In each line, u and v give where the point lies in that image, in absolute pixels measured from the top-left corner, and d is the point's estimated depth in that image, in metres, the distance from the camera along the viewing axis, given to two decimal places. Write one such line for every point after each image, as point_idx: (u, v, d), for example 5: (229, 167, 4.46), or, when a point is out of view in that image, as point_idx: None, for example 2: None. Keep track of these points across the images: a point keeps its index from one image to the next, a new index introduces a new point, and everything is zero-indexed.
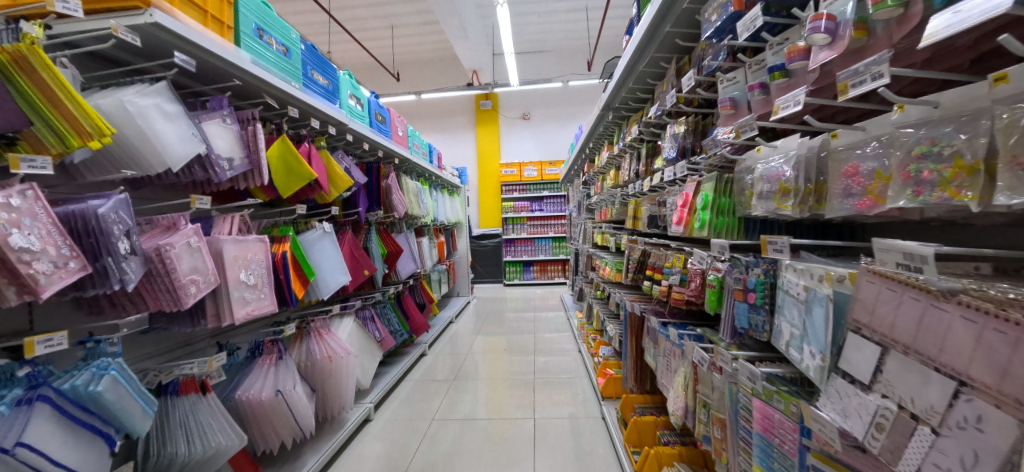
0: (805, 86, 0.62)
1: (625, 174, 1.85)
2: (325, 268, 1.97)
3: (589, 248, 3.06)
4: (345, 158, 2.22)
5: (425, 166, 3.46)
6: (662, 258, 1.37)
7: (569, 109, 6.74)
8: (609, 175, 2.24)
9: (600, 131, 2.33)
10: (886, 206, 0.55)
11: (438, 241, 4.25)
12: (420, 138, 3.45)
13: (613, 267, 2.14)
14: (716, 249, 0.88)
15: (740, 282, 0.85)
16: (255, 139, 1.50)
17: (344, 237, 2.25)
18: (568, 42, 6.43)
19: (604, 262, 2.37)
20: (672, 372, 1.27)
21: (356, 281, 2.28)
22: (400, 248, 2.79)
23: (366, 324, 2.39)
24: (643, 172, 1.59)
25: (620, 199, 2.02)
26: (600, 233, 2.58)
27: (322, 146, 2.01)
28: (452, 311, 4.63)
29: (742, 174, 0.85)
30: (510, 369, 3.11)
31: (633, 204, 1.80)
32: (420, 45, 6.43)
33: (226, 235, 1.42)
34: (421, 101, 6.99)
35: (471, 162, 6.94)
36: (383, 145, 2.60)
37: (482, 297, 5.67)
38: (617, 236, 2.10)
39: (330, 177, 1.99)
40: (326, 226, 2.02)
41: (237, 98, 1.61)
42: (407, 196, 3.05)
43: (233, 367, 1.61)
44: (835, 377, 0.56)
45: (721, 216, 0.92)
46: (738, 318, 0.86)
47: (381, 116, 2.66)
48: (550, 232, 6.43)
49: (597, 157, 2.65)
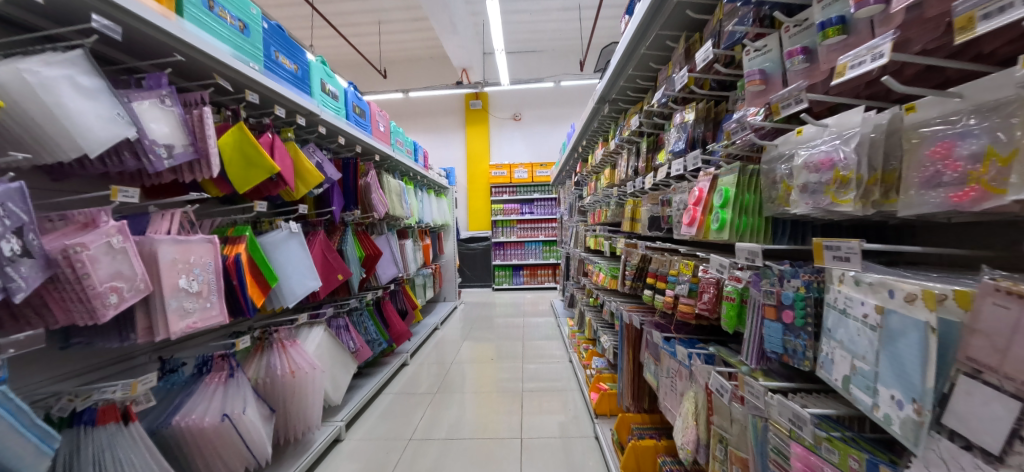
0: (886, 33, 0.44)
1: (622, 172, 1.70)
2: (291, 273, 1.77)
3: (582, 252, 2.91)
4: (318, 152, 2.02)
5: (409, 164, 3.27)
6: (666, 263, 1.21)
7: (561, 110, 6.62)
8: (603, 174, 2.09)
9: (594, 127, 2.18)
10: (1003, 199, 0.39)
11: (423, 244, 4.06)
12: (404, 135, 3.25)
13: (608, 272, 1.99)
14: (741, 254, 0.73)
15: (772, 297, 0.70)
16: (201, 125, 1.30)
17: (315, 239, 2.05)
18: (560, 42, 6.31)
19: (598, 267, 2.22)
20: (678, 395, 1.11)
21: (329, 287, 2.08)
22: (379, 251, 2.60)
23: (339, 333, 2.18)
24: (644, 168, 1.43)
25: (617, 200, 1.86)
26: (593, 237, 2.43)
27: (289, 138, 1.81)
28: (437, 317, 4.42)
29: (775, 164, 0.70)
30: (498, 379, 2.93)
31: (631, 204, 1.64)
32: (408, 43, 6.25)
33: (164, 235, 1.21)
34: (409, 100, 6.79)
35: (461, 163, 6.76)
36: (361, 141, 2.40)
37: (470, 302, 5.48)
38: (612, 239, 1.95)
39: (299, 172, 1.79)
40: (293, 226, 1.82)
41: (183, 79, 1.40)
42: (389, 195, 2.86)
43: (174, 387, 1.39)
44: (935, 437, 0.40)
45: (745, 215, 0.78)
46: (767, 339, 0.71)
47: (360, 109, 2.47)
48: (541, 235, 6.27)
49: (591, 155, 2.50)
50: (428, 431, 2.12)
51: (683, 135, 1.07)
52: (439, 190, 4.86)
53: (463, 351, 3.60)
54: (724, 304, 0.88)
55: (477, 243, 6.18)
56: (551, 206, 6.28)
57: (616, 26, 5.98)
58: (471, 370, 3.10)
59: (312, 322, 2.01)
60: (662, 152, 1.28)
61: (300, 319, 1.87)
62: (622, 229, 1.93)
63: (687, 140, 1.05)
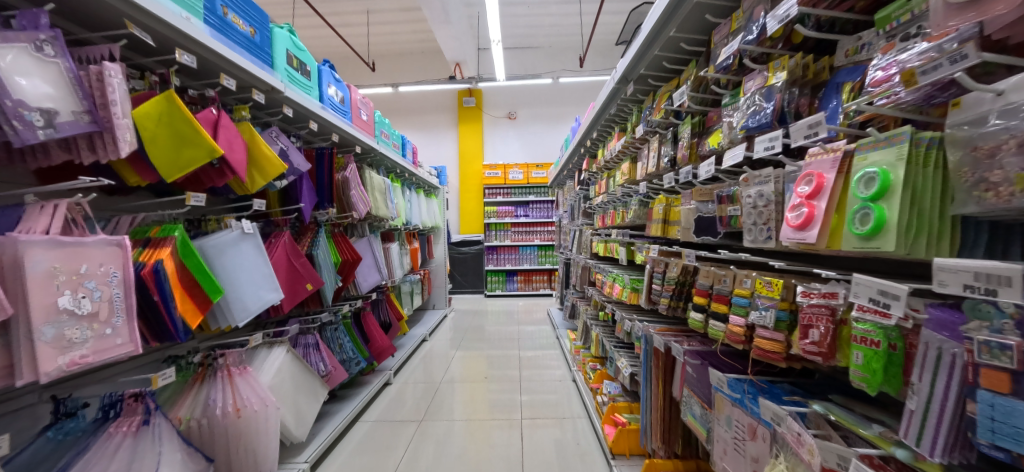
0: None
1: (649, 165, 1.39)
2: (242, 284, 1.43)
3: (587, 258, 2.61)
4: (282, 137, 1.66)
5: (395, 158, 2.92)
6: (728, 279, 0.91)
7: (558, 109, 6.36)
8: (620, 169, 1.79)
9: (609, 115, 1.88)
10: None
11: (411, 247, 3.71)
12: (388, 125, 2.88)
13: (625, 285, 1.68)
14: (944, 279, 0.42)
15: (1002, 354, 0.40)
16: (102, 85, 0.96)
17: (278, 242, 1.70)
18: (558, 37, 6.05)
19: (611, 277, 1.92)
20: (751, 461, 0.81)
21: (295, 300, 1.74)
22: (359, 256, 2.26)
23: (307, 354, 1.84)
24: (686, 158, 1.13)
25: (640, 199, 1.56)
26: (604, 242, 2.13)
27: (243, 117, 1.47)
28: (426, 327, 4.08)
29: (1008, 122, 0.40)
30: (493, 400, 2.59)
31: (662, 204, 1.34)
32: (399, 35, 5.91)
33: (40, 235, 0.86)
34: (399, 96, 6.45)
35: (453, 162, 6.43)
36: (338, 128, 2.05)
37: (461, 309, 5.14)
38: (633, 245, 1.65)
39: (255, 160, 1.46)
40: (248, 225, 1.48)
41: (82, 28, 1.04)
42: (372, 192, 2.53)
43: (66, 439, 1.01)
44: None
45: (916, 213, 0.49)
46: (982, 424, 0.42)
47: (338, 92, 2.12)
48: (536, 239, 5.97)
49: (601, 150, 2.20)
50: (414, 460, 1.86)
51: (767, 105, 0.77)
52: (429, 190, 4.52)
53: (453, 367, 3.27)
54: (857, 351, 0.58)
55: (468, 247, 5.85)
56: (546, 208, 5.98)
57: (617, 22, 5.74)
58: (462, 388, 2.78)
59: (272, 342, 1.66)
60: (719, 135, 0.98)
61: (253, 339, 1.52)
62: (645, 233, 1.63)
63: (775, 111, 0.75)
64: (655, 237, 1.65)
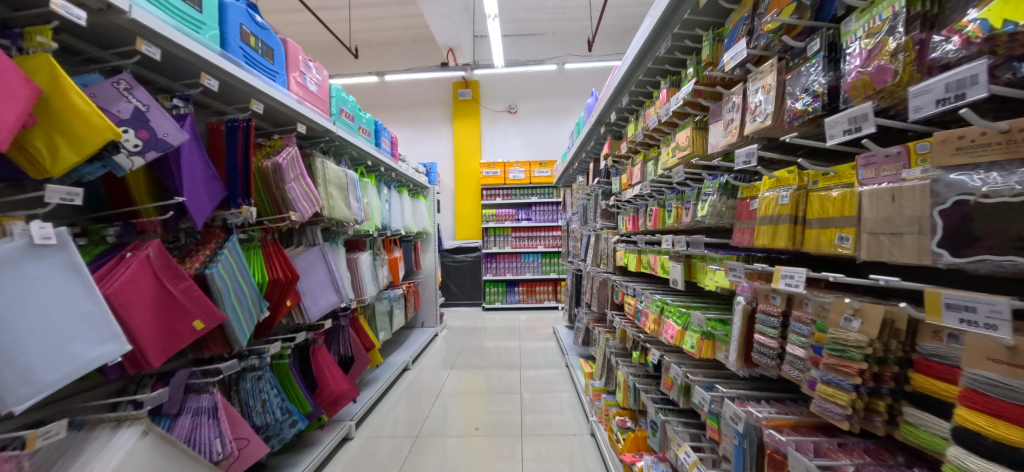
0: None
1: (753, 119, 0.76)
2: (26, 337, 0.80)
3: (611, 272, 1.96)
4: (142, 92, 1.04)
5: (361, 146, 2.28)
6: None
7: (563, 102, 5.75)
8: (673, 142, 1.15)
9: (653, 64, 1.24)
10: None
11: (390, 257, 3.07)
12: (350, 101, 2.24)
13: (690, 326, 1.03)
14: None
15: None
16: None
17: (133, 257, 1.05)
18: (563, 22, 5.44)
19: (655, 304, 1.28)
20: None
21: (174, 348, 1.13)
22: (297, 273, 1.63)
23: (194, 428, 1.20)
24: (895, 72, 0.49)
25: (720, 182, 0.91)
26: (640, 254, 1.49)
27: (46, 49, 0.86)
28: (410, 350, 3.44)
29: None
30: (490, 456, 1.92)
31: (788, 187, 0.71)
32: (387, 20, 5.31)
33: None
34: (388, 88, 5.86)
35: (447, 160, 5.82)
36: (260, 93, 1.42)
37: (455, 325, 4.49)
38: (706, 261, 1.01)
39: (58, 118, 0.84)
40: (46, 230, 0.85)
41: None
42: (324, 186, 1.90)
43: None
44: None
45: None
46: None
47: (262, 43, 1.47)
48: (540, 245, 5.32)
49: (632, 124, 1.55)
50: None
51: None
52: (414, 190, 3.89)
53: (438, 402, 2.61)
54: None
55: (465, 255, 5.24)
56: (551, 211, 5.34)
57: (630, 3, 5.11)
58: (452, 436, 2.13)
59: (121, 419, 1.03)
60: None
61: (46, 433, 0.82)
62: (727, 242, 0.99)
63: None
64: (741, 248, 1.01)
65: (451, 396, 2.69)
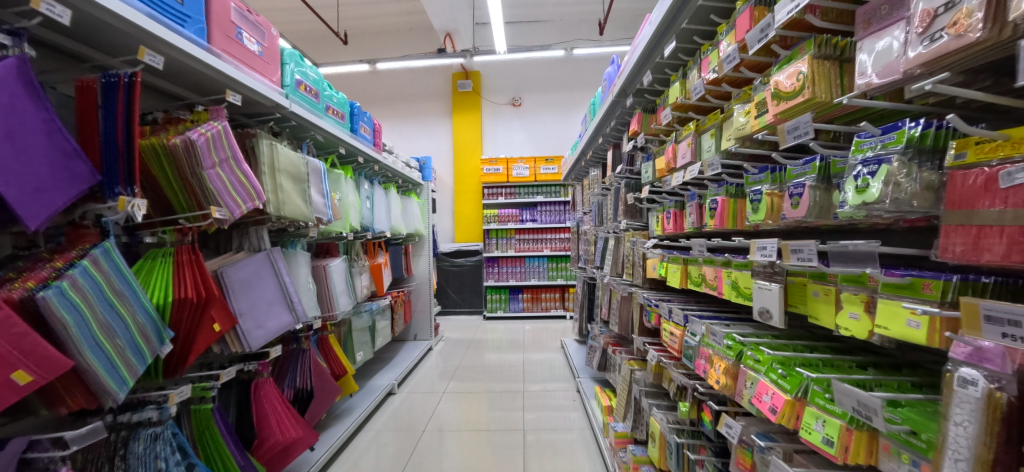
0: None
1: None
2: None
3: (639, 287, 1.53)
4: None
5: (329, 129, 1.86)
6: None
7: (570, 94, 5.33)
8: (764, 89, 0.71)
9: None
10: None
11: (373, 263, 2.66)
12: (312, 74, 1.82)
13: (816, 400, 0.58)
14: None
15: None
16: None
17: None
18: (571, 6, 5.02)
19: (723, 343, 0.84)
20: None
21: None
22: (215, 292, 1.19)
23: None
24: None
25: (905, 133, 0.46)
26: (691, 265, 1.05)
27: None
28: (399, 367, 3.01)
29: None
30: None
31: None
32: (380, 6, 4.92)
33: None
34: (383, 80, 5.49)
35: (445, 157, 5.41)
36: (154, 38, 1.00)
37: (452, 337, 4.06)
38: (851, 288, 0.57)
39: None
40: None
41: None
42: (270, 174, 1.48)
43: None
44: None
45: None
46: None
47: None
48: (546, 249, 4.89)
49: (674, 83, 1.11)
50: None
51: None
52: (404, 188, 3.50)
53: (435, 422, 2.29)
54: None
55: (465, 258, 4.85)
56: (558, 211, 4.90)
57: None
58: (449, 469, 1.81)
59: None
60: None
61: None
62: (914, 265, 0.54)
63: None
64: (935, 268, 0.57)
65: (449, 413, 2.39)
